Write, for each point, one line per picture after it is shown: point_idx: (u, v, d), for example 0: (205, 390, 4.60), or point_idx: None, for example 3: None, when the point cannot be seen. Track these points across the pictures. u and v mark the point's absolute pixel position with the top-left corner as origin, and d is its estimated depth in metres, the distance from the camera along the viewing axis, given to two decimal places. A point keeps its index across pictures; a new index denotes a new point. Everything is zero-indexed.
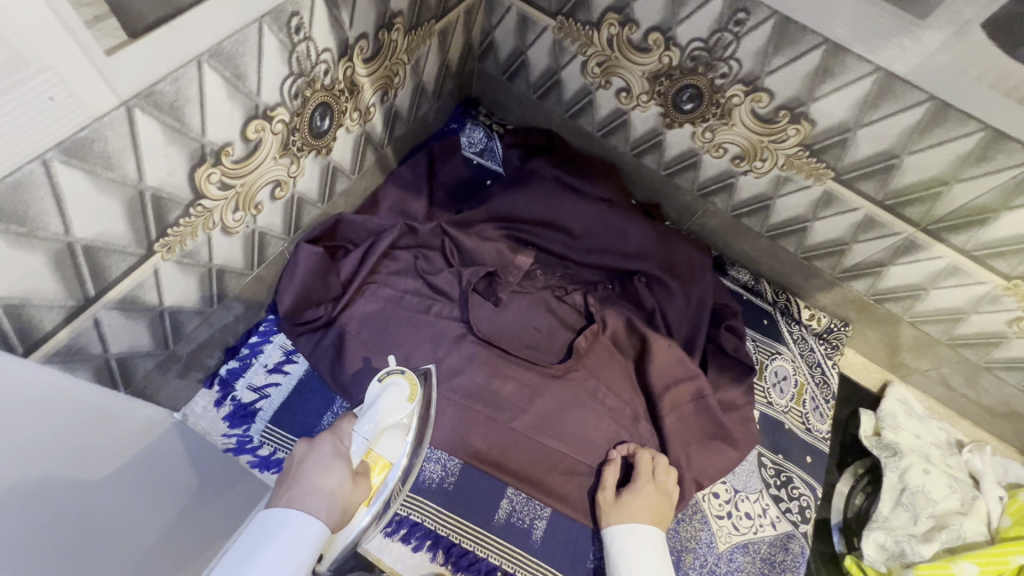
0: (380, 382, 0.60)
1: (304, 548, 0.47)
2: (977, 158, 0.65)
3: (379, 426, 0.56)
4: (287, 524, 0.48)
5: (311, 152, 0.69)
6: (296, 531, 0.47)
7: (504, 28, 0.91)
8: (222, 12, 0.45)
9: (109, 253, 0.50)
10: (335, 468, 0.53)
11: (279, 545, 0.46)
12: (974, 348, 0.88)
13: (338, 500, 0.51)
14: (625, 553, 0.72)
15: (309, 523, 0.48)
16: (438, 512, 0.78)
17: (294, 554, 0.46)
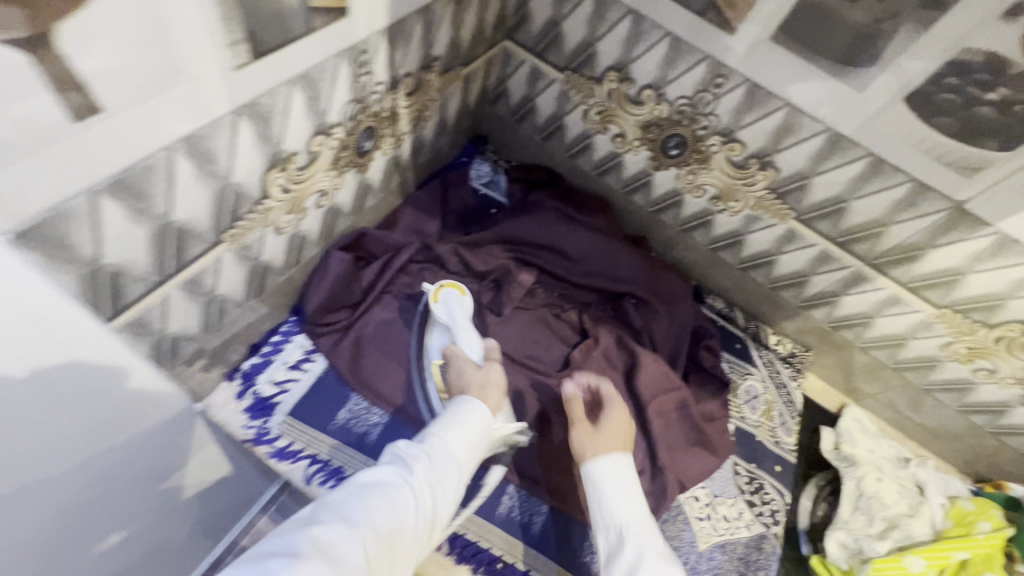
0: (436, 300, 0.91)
1: (473, 423, 0.70)
2: (907, 204, 0.80)
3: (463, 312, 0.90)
4: (465, 404, 0.72)
5: (353, 169, 0.78)
6: (470, 410, 0.71)
7: (517, 77, 1.05)
8: (314, 46, 0.55)
9: (191, 237, 0.57)
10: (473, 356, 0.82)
11: (454, 430, 0.68)
12: (915, 371, 1.02)
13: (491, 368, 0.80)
14: (612, 494, 0.73)
15: (475, 405, 0.72)
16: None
17: (468, 426, 0.69)
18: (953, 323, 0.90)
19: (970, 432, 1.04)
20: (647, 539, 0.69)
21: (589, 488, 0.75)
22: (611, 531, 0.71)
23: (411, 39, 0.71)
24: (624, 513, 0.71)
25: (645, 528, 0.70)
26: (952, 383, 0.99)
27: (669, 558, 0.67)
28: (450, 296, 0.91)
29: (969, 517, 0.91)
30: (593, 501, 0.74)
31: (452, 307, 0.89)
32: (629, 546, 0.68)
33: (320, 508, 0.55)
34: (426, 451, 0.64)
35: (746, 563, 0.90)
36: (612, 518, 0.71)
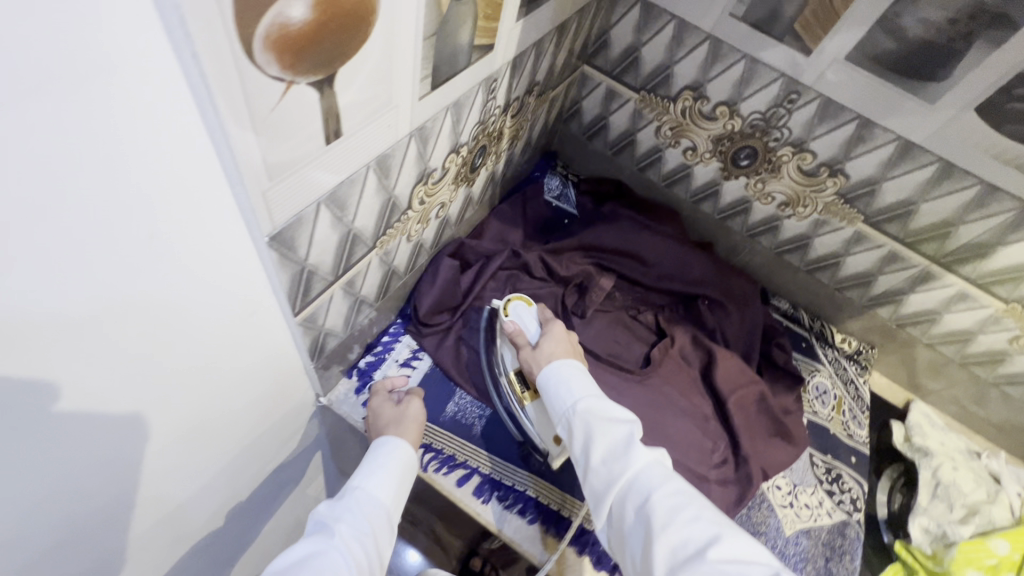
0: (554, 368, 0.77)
1: (392, 467, 0.73)
2: (976, 205, 0.86)
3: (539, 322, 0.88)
4: (388, 448, 0.75)
5: (465, 183, 0.88)
6: (391, 454, 0.75)
7: (592, 98, 1.14)
8: (467, 77, 0.65)
9: (359, 242, 0.66)
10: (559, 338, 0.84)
11: (371, 478, 0.71)
12: (982, 366, 1.06)
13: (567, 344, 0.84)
14: (556, 380, 0.75)
15: (399, 448, 0.76)
16: (554, 492, 0.88)
17: (388, 470, 0.73)
18: (1020, 317, 0.95)
19: None
20: (597, 410, 0.70)
21: (540, 388, 0.78)
22: (563, 420, 0.73)
23: (525, 68, 0.80)
24: (568, 397, 0.73)
25: (599, 400, 0.72)
26: (1020, 377, 1.03)
27: (629, 425, 0.68)
28: (521, 307, 0.89)
29: None
30: (547, 398, 0.76)
31: (525, 318, 0.88)
32: (581, 418, 0.70)
33: (286, 555, 0.61)
34: (353, 501, 0.68)
35: (831, 549, 0.94)
36: (560, 407, 0.73)
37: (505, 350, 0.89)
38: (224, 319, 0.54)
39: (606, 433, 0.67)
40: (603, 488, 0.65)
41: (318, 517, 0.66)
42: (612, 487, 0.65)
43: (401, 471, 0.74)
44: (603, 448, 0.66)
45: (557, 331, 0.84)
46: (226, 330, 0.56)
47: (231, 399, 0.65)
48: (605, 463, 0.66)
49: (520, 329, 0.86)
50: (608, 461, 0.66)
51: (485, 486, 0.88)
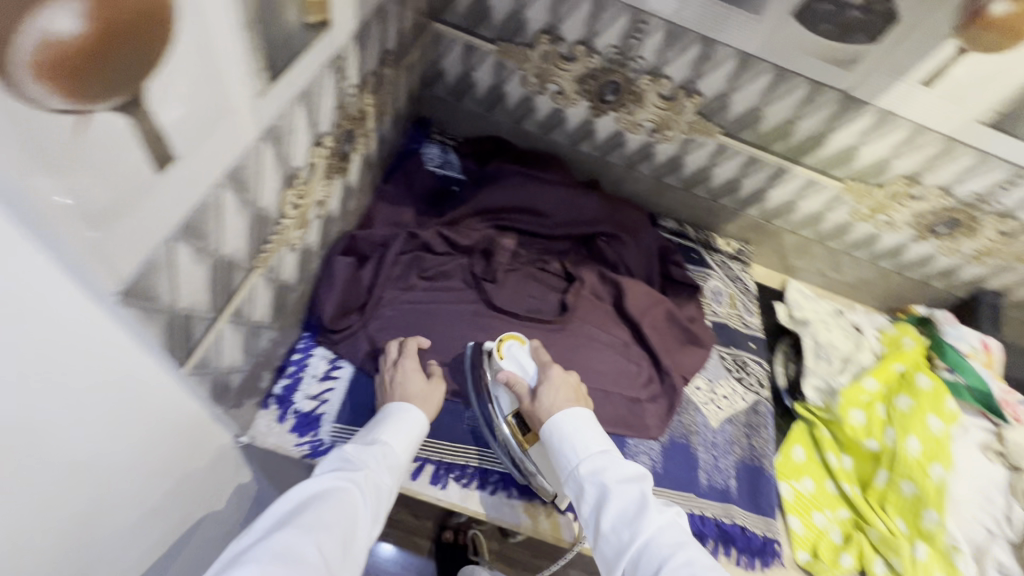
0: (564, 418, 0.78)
1: (409, 432, 0.80)
2: (808, 101, 0.97)
3: (534, 364, 0.88)
4: (406, 413, 0.82)
5: (339, 174, 0.81)
6: (407, 421, 0.81)
7: (450, 56, 1.09)
8: (309, 60, 0.58)
9: (235, 267, 0.59)
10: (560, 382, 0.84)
11: (390, 434, 0.78)
12: (834, 239, 1.23)
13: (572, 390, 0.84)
14: (562, 438, 0.77)
15: (414, 416, 0.82)
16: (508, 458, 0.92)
17: (404, 434, 0.79)
18: (855, 191, 1.11)
19: (881, 276, 1.29)
20: (607, 470, 0.72)
21: (547, 444, 0.79)
22: (571, 480, 0.74)
23: (372, 38, 0.73)
24: (576, 455, 0.75)
25: (607, 460, 0.73)
26: (862, 241, 1.22)
27: (641, 484, 0.70)
28: (515, 348, 0.89)
29: (896, 338, 1.15)
30: (555, 456, 0.78)
31: (522, 360, 0.87)
32: (590, 481, 0.72)
33: (305, 485, 0.68)
34: (369, 452, 0.75)
35: (750, 426, 1.07)
36: (567, 466, 0.75)
37: (500, 393, 0.88)
38: (90, 397, 0.45)
39: (617, 495, 0.69)
40: (614, 556, 0.66)
41: (339, 459, 0.73)
42: (620, 554, 0.65)
43: (414, 434, 0.81)
44: (614, 510, 0.68)
45: (556, 376, 0.84)
46: (92, 406, 0.46)
47: (126, 482, 0.54)
48: (616, 530, 0.67)
49: (515, 375, 0.85)
50: (618, 526, 0.67)
51: (441, 472, 0.89)
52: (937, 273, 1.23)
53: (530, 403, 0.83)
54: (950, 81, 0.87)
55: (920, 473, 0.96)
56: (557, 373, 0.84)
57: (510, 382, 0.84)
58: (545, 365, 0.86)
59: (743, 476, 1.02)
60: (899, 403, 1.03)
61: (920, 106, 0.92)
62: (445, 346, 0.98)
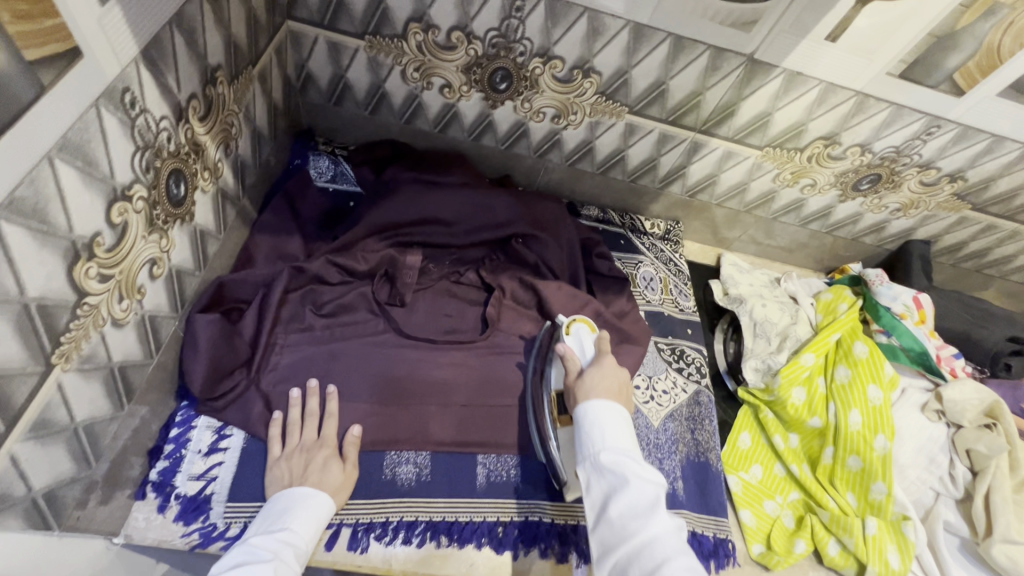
0: (596, 406, 0.74)
1: (318, 513, 0.73)
2: (712, 69, 0.89)
3: (594, 351, 0.88)
4: (313, 494, 0.74)
5: (177, 222, 0.68)
6: (314, 501, 0.73)
7: (317, 58, 0.96)
8: (56, 106, 0.45)
9: (10, 380, 0.47)
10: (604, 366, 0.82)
11: (291, 518, 0.71)
12: (761, 207, 1.18)
13: (614, 374, 0.81)
14: (591, 425, 0.73)
15: (321, 497, 0.74)
16: (435, 503, 0.83)
17: (314, 517, 0.72)
18: (775, 158, 1.04)
19: (813, 238, 1.25)
20: (629, 464, 0.68)
21: (576, 424, 0.76)
22: (589, 463, 0.71)
23: (176, 58, 0.60)
24: (599, 442, 0.71)
25: (630, 454, 0.69)
26: (789, 206, 1.16)
27: (659, 488, 0.66)
28: (582, 330, 0.91)
29: (831, 305, 1.11)
30: (579, 436, 0.74)
31: (583, 342, 0.89)
32: (608, 472, 0.68)
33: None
34: (272, 540, 0.67)
35: (694, 419, 1.02)
36: (587, 449, 0.71)
37: (556, 366, 0.91)
38: None
39: (633, 491, 0.65)
40: (614, 542, 0.64)
41: (238, 555, 0.65)
42: (621, 544, 0.63)
43: (320, 512, 0.73)
44: (626, 503, 0.64)
45: (608, 365, 0.82)
46: None
47: None
48: (623, 520, 0.64)
49: (572, 352, 0.86)
50: (626, 518, 0.64)
51: (359, 534, 0.79)
52: (867, 229, 1.20)
53: (573, 380, 0.82)
54: (853, 34, 0.80)
55: (864, 446, 0.94)
56: (611, 365, 0.82)
57: (563, 355, 0.85)
58: (602, 353, 0.86)
59: (689, 475, 0.97)
60: (838, 375, 1.00)
61: (827, 64, 0.85)
62: (350, 390, 0.87)
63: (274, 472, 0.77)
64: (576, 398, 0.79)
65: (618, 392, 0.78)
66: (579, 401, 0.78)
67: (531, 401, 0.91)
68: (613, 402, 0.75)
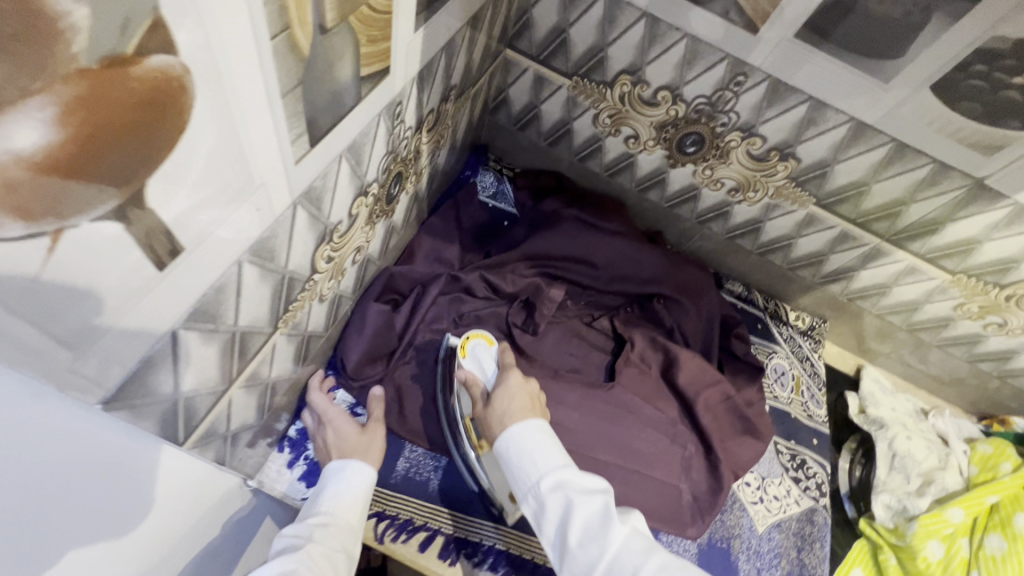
0: (512, 435, 0.67)
1: (357, 482, 0.73)
2: (929, 183, 0.83)
3: (496, 365, 0.84)
4: (341, 469, 0.74)
5: (383, 217, 0.74)
6: (348, 471, 0.73)
7: (519, 86, 1.01)
8: (359, 117, 0.50)
9: (253, 336, 0.52)
10: (512, 389, 0.73)
11: (333, 502, 0.70)
12: (928, 330, 1.07)
13: (517, 390, 0.73)
14: (520, 454, 0.65)
15: (354, 466, 0.74)
16: (508, 532, 0.82)
17: (352, 487, 0.72)
18: (966, 286, 0.95)
19: (977, 378, 1.12)
20: (571, 481, 0.62)
21: (500, 458, 0.67)
22: (530, 496, 0.64)
23: (435, 77, 0.66)
24: (534, 472, 0.64)
25: (570, 470, 0.63)
26: (961, 338, 1.05)
27: (607, 495, 0.61)
28: (479, 347, 0.86)
29: (990, 460, 0.99)
30: (509, 472, 0.66)
31: (482, 359, 0.85)
32: (552, 499, 0.62)
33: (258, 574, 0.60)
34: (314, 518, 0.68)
35: (803, 537, 0.95)
36: (525, 483, 0.64)
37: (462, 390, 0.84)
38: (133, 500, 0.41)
39: (582, 509, 0.59)
40: (583, 573, 0.58)
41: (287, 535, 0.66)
42: (590, 570, 0.57)
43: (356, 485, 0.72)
44: (579, 525, 0.59)
45: (511, 380, 0.74)
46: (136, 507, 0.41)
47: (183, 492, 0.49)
48: (582, 544, 0.58)
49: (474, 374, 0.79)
50: (586, 543, 0.58)
51: (451, 546, 0.80)
52: None
53: (483, 409, 0.74)
54: None
55: None
56: (516, 380, 0.75)
57: (466, 380, 0.78)
58: (504, 365, 0.81)
59: None
60: (988, 542, 0.89)
61: None
62: None
63: (314, 439, 0.80)
64: (492, 429, 0.70)
65: (530, 404, 0.71)
66: (494, 434, 0.70)
67: (445, 412, 0.85)
68: (537, 419, 0.68)
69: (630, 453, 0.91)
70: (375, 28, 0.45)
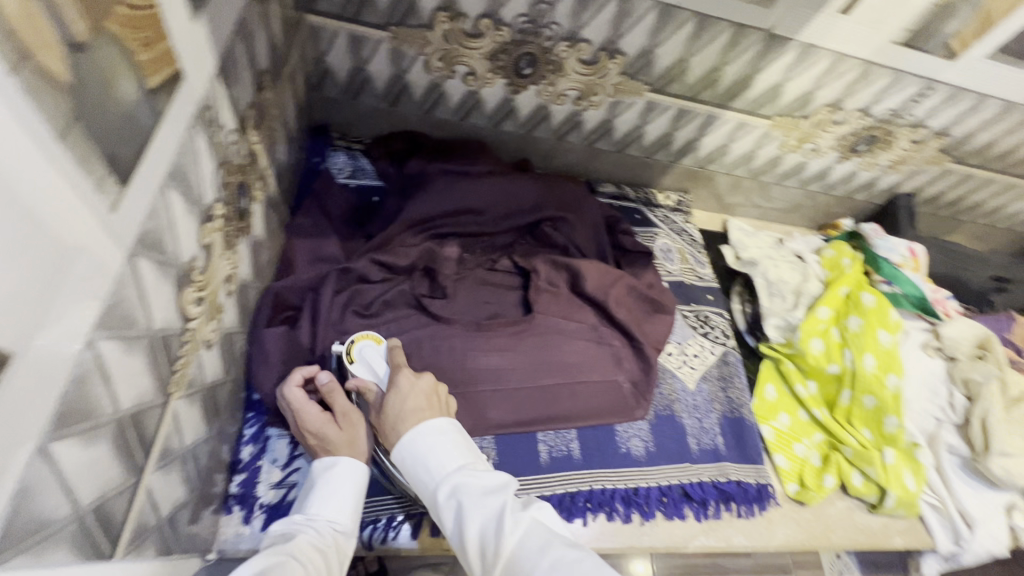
0: (407, 448, 0.66)
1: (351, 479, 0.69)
2: (733, 45, 0.92)
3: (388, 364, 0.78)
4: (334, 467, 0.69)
5: (241, 236, 0.67)
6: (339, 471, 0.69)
7: (336, 51, 0.93)
8: (169, 136, 0.44)
9: (145, 414, 0.46)
10: (406, 392, 0.71)
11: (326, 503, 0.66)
12: (766, 172, 1.24)
13: (410, 393, 0.70)
14: (418, 463, 0.65)
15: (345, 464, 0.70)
16: None
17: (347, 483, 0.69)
18: (784, 126, 1.10)
19: (810, 198, 1.33)
20: (465, 481, 0.62)
21: (402, 468, 0.67)
22: (431, 506, 0.63)
23: (240, 67, 0.58)
24: (431, 481, 0.63)
25: (464, 471, 0.63)
26: (791, 170, 1.23)
27: (504, 493, 0.60)
28: (367, 349, 0.79)
29: (835, 260, 1.21)
30: (412, 480, 0.66)
31: (372, 362, 0.78)
32: (448, 504, 0.61)
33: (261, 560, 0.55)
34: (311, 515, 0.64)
35: (724, 378, 1.10)
36: (426, 493, 0.64)
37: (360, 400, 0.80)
38: None
39: (473, 509, 0.59)
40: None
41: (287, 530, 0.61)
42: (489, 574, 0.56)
43: (353, 482, 0.69)
44: (473, 530, 0.58)
45: (403, 382, 0.71)
46: None
47: None
48: (479, 549, 0.57)
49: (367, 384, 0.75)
50: (481, 546, 0.57)
51: None
52: (859, 186, 1.29)
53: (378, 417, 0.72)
54: (866, 7, 0.85)
55: (878, 386, 1.04)
56: (407, 380, 0.71)
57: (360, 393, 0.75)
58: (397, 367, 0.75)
59: (727, 429, 1.04)
60: (850, 324, 1.10)
61: (840, 34, 0.91)
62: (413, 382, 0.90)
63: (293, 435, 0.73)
64: (390, 436, 0.69)
65: (427, 404, 0.69)
66: (394, 438, 0.68)
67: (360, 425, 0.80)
68: (436, 419, 0.67)
69: (569, 369, 0.97)
70: (148, 29, 0.38)
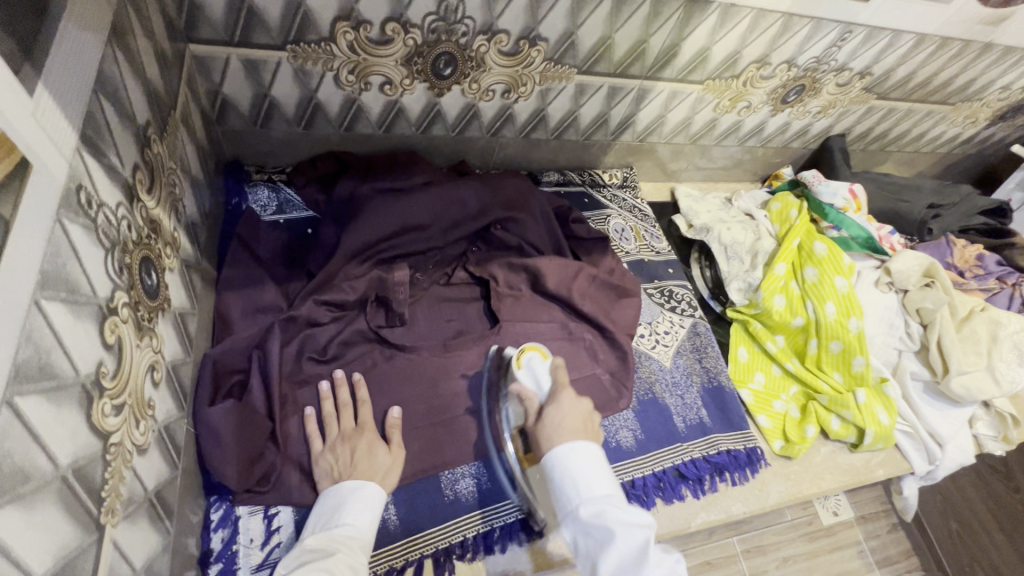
0: (554, 456, 0.65)
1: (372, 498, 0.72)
2: (654, 15, 0.88)
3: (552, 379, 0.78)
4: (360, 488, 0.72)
5: (158, 315, 0.59)
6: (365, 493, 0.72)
7: (231, 80, 0.83)
8: (26, 243, 0.36)
9: (71, 564, 0.39)
10: (563, 403, 0.71)
11: (353, 518, 0.69)
12: (705, 136, 1.23)
13: (563, 406, 0.71)
14: (565, 476, 0.64)
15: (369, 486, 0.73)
16: (468, 517, 0.81)
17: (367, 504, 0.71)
18: (716, 89, 1.08)
19: (749, 153, 1.33)
20: (611, 511, 0.59)
21: (546, 475, 0.67)
22: (571, 521, 0.62)
23: (112, 129, 0.50)
24: (576, 497, 0.62)
25: (612, 501, 0.60)
26: (728, 130, 1.23)
27: (647, 530, 0.57)
28: (534, 360, 0.81)
29: (783, 213, 1.22)
30: (552, 490, 0.66)
31: (538, 375, 0.79)
32: (589, 526, 0.59)
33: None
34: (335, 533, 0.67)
35: (698, 350, 1.10)
36: (568, 506, 0.62)
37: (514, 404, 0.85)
38: None
39: (619, 539, 0.56)
40: None
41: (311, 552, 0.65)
42: None
43: (378, 503, 0.72)
44: (614, 559, 0.56)
45: (564, 400, 0.71)
46: None
47: None
48: None
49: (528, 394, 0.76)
50: None
51: (441, 560, 0.78)
52: (795, 134, 1.30)
53: (535, 424, 0.74)
54: None
55: (842, 330, 1.06)
56: (569, 399, 0.71)
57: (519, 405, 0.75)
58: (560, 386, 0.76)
59: (709, 401, 1.05)
60: (807, 275, 1.11)
61: None
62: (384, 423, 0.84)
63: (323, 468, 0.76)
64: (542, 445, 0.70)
65: (583, 427, 0.69)
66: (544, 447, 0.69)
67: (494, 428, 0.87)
68: (589, 442, 0.66)
69: None
70: None
